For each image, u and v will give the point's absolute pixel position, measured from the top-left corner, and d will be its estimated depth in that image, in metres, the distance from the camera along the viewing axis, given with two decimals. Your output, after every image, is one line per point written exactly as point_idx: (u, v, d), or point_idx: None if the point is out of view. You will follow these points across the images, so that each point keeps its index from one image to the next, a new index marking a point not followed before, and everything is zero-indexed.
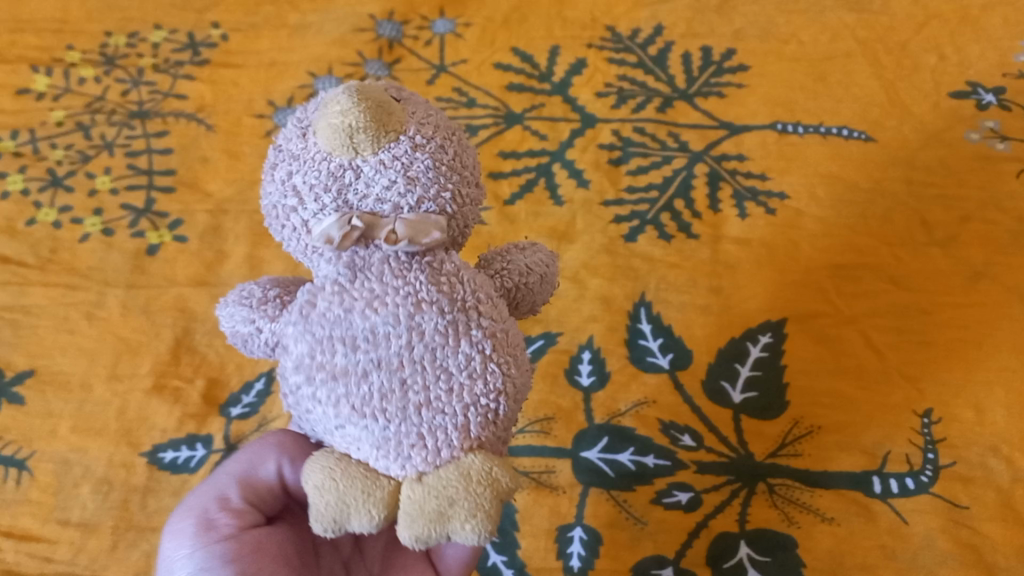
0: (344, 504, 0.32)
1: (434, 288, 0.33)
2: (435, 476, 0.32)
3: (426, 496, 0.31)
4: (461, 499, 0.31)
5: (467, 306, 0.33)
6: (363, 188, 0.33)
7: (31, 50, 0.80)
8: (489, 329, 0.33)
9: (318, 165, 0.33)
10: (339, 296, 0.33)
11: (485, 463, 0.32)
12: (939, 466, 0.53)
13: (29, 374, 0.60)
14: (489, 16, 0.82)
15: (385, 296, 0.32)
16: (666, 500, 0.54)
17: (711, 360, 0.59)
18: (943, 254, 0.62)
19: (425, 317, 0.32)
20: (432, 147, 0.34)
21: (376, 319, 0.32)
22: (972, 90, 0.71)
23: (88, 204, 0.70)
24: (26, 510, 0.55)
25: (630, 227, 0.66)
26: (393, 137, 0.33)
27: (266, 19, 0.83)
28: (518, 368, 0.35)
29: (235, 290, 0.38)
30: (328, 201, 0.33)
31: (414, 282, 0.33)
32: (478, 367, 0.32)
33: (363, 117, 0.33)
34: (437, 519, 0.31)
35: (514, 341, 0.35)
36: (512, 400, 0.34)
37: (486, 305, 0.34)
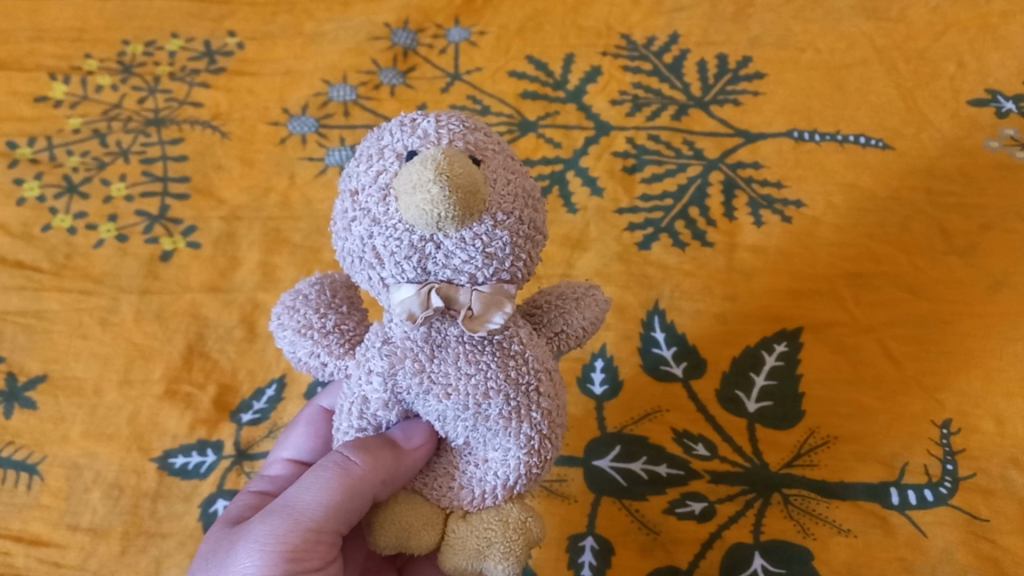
0: (406, 528, 0.37)
1: (503, 376, 0.35)
2: (478, 518, 0.37)
3: (470, 535, 0.37)
4: (498, 541, 0.36)
5: (529, 389, 0.35)
6: (443, 259, 0.33)
7: (50, 59, 0.81)
8: (551, 409, 0.36)
9: (398, 234, 0.33)
10: (420, 375, 0.35)
11: (520, 512, 0.37)
12: (958, 477, 0.52)
13: (42, 379, 0.60)
14: (504, 24, 0.82)
15: (460, 381, 0.35)
16: (680, 510, 0.53)
17: (726, 369, 0.58)
18: (962, 263, 0.61)
19: (492, 403, 0.34)
20: (512, 224, 0.34)
21: (449, 400, 0.35)
22: (991, 98, 0.70)
23: (103, 210, 0.70)
24: (37, 515, 0.55)
25: (644, 235, 0.66)
26: (487, 225, 0.33)
27: (282, 28, 0.84)
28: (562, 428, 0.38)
29: (292, 309, 0.40)
30: (408, 266, 0.34)
31: (485, 368, 0.35)
32: (540, 448, 0.36)
33: (454, 208, 0.31)
34: (476, 556, 0.37)
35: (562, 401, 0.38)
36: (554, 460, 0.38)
37: (549, 378, 0.36)
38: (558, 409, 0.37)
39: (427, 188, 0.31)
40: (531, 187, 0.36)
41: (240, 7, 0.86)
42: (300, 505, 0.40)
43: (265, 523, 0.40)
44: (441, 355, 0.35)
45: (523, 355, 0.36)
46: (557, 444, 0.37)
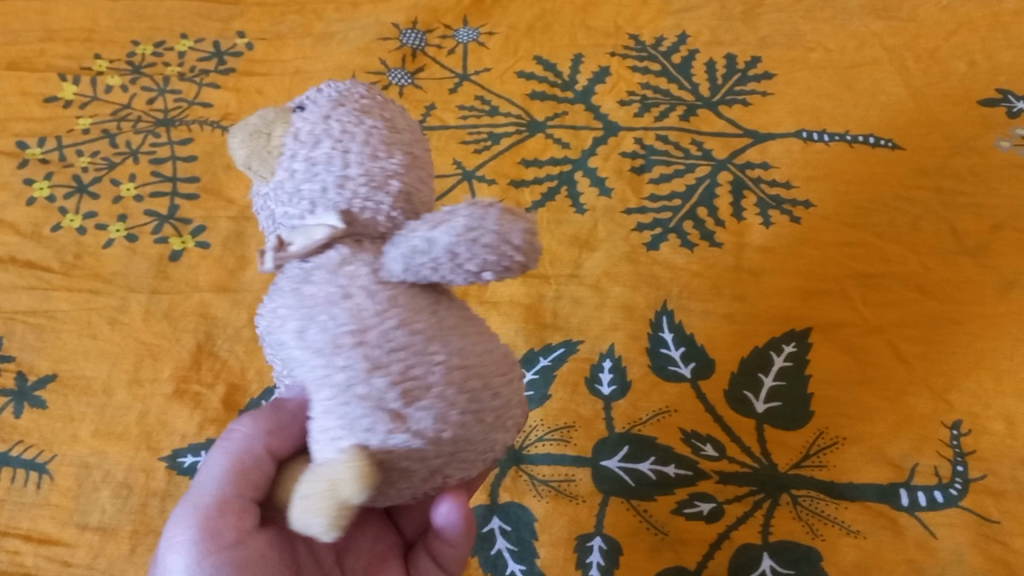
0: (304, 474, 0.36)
1: (303, 302, 0.35)
2: (311, 474, 0.32)
3: (301, 490, 0.32)
4: (314, 499, 0.31)
5: (328, 310, 0.34)
6: (274, 206, 0.37)
7: (60, 59, 0.82)
8: (364, 339, 0.33)
9: (255, 197, 0.39)
10: (266, 321, 0.37)
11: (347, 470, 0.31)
12: (968, 479, 0.52)
13: (52, 378, 0.61)
14: (513, 24, 0.82)
15: (279, 315, 0.35)
16: (688, 511, 0.53)
17: (734, 369, 0.58)
18: (972, 263, 0.61)
19: (296, 330, 0.34)
20: (308, 152, 0.36)
21: (275, 336, 0.36)
22: (1003, 98, 0.70)
23: (113, 210, 0.70)
24: (47, 514, 0.55)
25: (652, 235, 0.65)
26: (297, 167, 0.36)
27: (291, 28, 0.84)
28: (424, 375, 0.33)
29: None
30: (266, 225, 0.38)
31: (295, 298, 0.35)
32: (344, 377, 0.33)
33: (248, 152, 0.37)
34: (299, 511, 0.32)
35: (412, 336, 0.33)
36: (399, 401, 0.32)
37: (376, 310, 0.34)
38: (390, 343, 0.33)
39: (231, 143, 0.38)
40: (368, 130, 0.36)
41: (249, 7, 0.86)
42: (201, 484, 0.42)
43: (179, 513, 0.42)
44: (278, 296, 0.36)
45: (338, 283, 0.34)
46: (387, 378, 0.32)
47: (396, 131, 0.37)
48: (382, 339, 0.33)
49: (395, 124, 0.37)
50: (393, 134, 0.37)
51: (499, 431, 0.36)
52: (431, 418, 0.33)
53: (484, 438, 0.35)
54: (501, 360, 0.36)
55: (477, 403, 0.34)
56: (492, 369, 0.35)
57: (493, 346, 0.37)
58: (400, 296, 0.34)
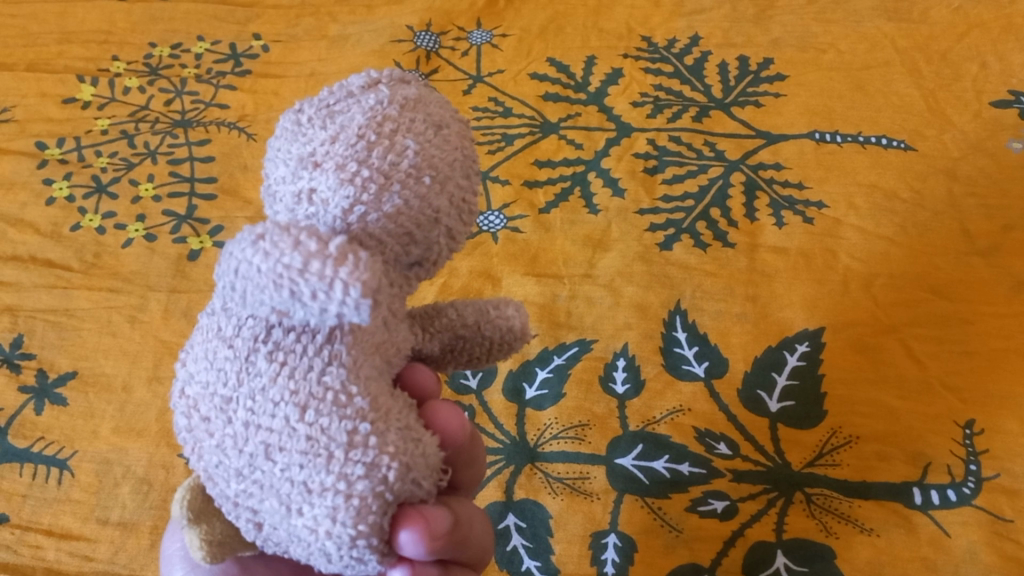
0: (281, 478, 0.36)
1: None
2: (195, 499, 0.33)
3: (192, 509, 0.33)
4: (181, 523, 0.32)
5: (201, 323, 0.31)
6: None
7: (78, 61, 0.83)
8: (186, 361, 0.30)
9: None
10: None
11: (183, 497, 0.32)
12: (982, 478, 0.52)
13: (72, 375, 0.61)
14: (526, 27, 0.83)
15: None
16: (701, 509, 0.53)
17: (747, 369, 0.58)
18: (985, 263, 0.61)
19: None
20: None
21: None
22: (1015, 99, 0.71)
23: (131, 210, 0.71)
24: (68, 509, 0.56)
25: (666, 235, 0.66)
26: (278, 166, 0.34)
27: (307, 30, 0.85)
28: (208, 421, 0.28)
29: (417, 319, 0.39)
30: None
31: None
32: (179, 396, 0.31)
33: None
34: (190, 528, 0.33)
35: (210, 369, 0.28)
36: (190, 436, 0.29)
37: (203, 334, 0.29)
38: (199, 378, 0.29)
39: None
40: (282, 133, 0.31)
41: (264, 10, 0.87)
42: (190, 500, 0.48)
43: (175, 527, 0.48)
44: None
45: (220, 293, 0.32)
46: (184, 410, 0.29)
47: (315, 129, 0.30)
48: (190, 367, 0.29)
49: (324, 120, 0.30)
50: (301, 135, 0.30)
51: (293, 518, 0.27)
52: (215, 464, 0.28)
53: (276, 516, 0.27)
54: (313, 435, 0.26)
55: (254, 469, 0.27)
56: (284, 441, 0.26)
57: (317, 414, 0.27)
58: (226, 324, 0.28)
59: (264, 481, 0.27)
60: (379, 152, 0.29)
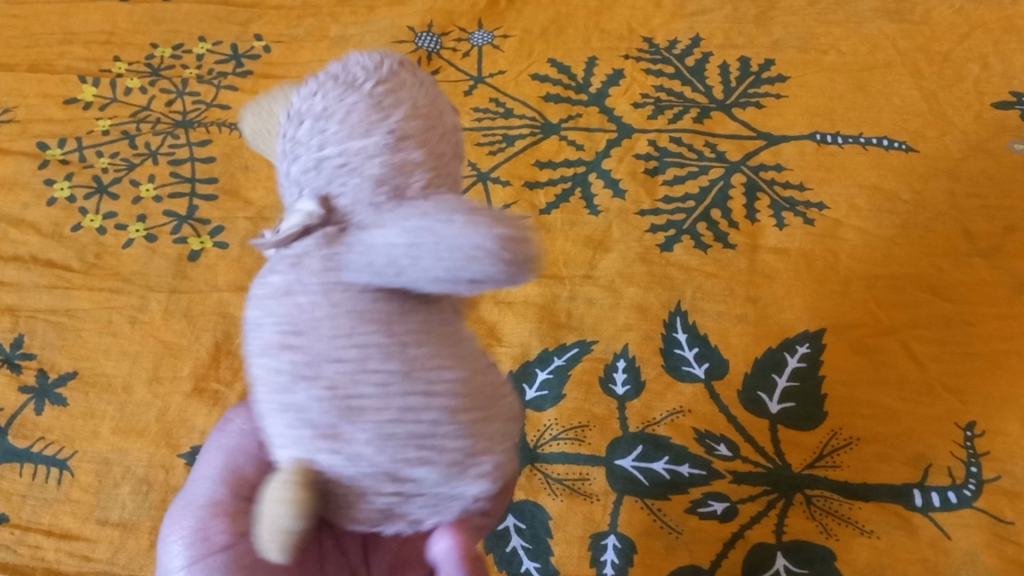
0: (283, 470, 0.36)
1: (266, 289, 0.31)
2: None
3: None
4: None
5: (285, 308, 0.30)
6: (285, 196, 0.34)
7: (80, 62, 0.83)
8: (303, 345, 0.29)
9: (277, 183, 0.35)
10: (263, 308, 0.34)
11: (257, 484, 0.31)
12: (982, 479, 0.52)
13: (73, 375, 0.61)
14: (527, 28, 0.83)
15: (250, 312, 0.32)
16: (702, 510, 0.53)
17: (748, 370, 0.58)
18: (986, 265, 0.61)
19: (255, 328, 0.31)
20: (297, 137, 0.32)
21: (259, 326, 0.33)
22: (1016, 100, 0.71)
23: (133, 211, 0.71)
24: (67, 509, 0.56)
25: (666, 236, 0.66)
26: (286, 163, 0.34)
27: (308, 31, 0.85)
28: (367, 399, 0.28)
29: None
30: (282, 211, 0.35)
31: (263, 283, 0.32)
32: (283, 384, 0.29)
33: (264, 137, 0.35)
34: None
35: (351, 343, 0.29)
36: (339, 422, 0.29)
37: (327, 315, 0.29)
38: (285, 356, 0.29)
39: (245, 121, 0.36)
40: (351, 109, 0.31)
41: (266, 10, 0.87)
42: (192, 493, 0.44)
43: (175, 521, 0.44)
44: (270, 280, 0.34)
45: (295, 273, 0.30)
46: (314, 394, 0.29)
47: (391, 110, 0.31)
48: (325, 349, 0.29)
49: (387, 103, 0.31)
50: (378, 114, 0.31)
51: (459, 474, 0.30)
52: (378, 448, 0.29)
53: (439, 477, 0.30)
54: (469, 394, 0.30)
55: (428, 438, 0.29)
56: (454, 407, 0.30)
57: (466, 377, 0.30)
58: (363, 299, 0.29)
59: (435, 447, 0.29)
60: (440, 140, 0.32)
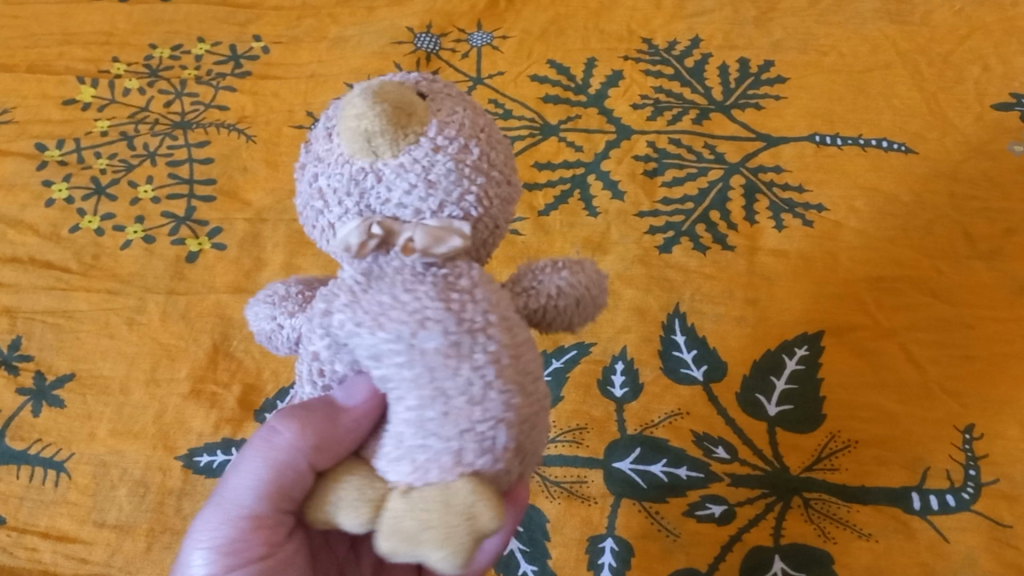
0: (337, 498, 0.32)
1: (440, 304, 0.31)
2: (420, 493, 0.30)
3: (406, 514, 0.29)
4: (436, 524, 0.29)
5: (474, 327, 0.31)
6: (384, 193, 0.32)
7: (79, 63, 0.83)
8: (503, 365, 0.31)
9: (339, 168, 0.32)
10: (351, 308, 0.32)
11: (447, 500, 0.29)
12: (981, 483, 0.52)
13: (70, 377, 0.61)
14: (527, 29, 0.83)
15: (386, 316, 0.31)
16: (699, 513, 0.53)
17: (746, 372, 0.58)
18: (986, 268, 0.61)
19: (427, 334, 0.30)
20: (448, 148, 0.32)
21: (381, 331, 0.31)
22: (1016, 102, 0.71)
23: (131, 212, 0.71)
24: (64, 511, 0.56)
25: (665, 238, 0.66)
26: (377, 146, 0.31)
27: (307, 32, 0.85)
28: (537, 420, 0.32)
29: (263, 290, 0.39)
30: (349, 203, 0.32)
31: (421, 297, 0.31)
32: (482, 400, 0.30)
33: (380, 120, 0.31)
34: (409, 540, 0.29)
35: (529, 363, 0.32)
36: (519, 430, 0.31)
37: (513, 340, 0.32)
38: (480, 359, 0.30)
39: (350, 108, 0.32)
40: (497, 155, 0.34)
41: (266, 11, 0.87)
42: (228, 494, 0.39)
43: (204, 515, 0.40)
44: (375, 285, 0.32)
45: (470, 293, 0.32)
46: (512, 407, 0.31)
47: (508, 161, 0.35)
48: (516, 372, 0.31)
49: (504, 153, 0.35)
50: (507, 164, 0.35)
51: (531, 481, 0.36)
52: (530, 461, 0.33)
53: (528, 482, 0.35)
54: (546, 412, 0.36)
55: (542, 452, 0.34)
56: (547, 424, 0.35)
57: None
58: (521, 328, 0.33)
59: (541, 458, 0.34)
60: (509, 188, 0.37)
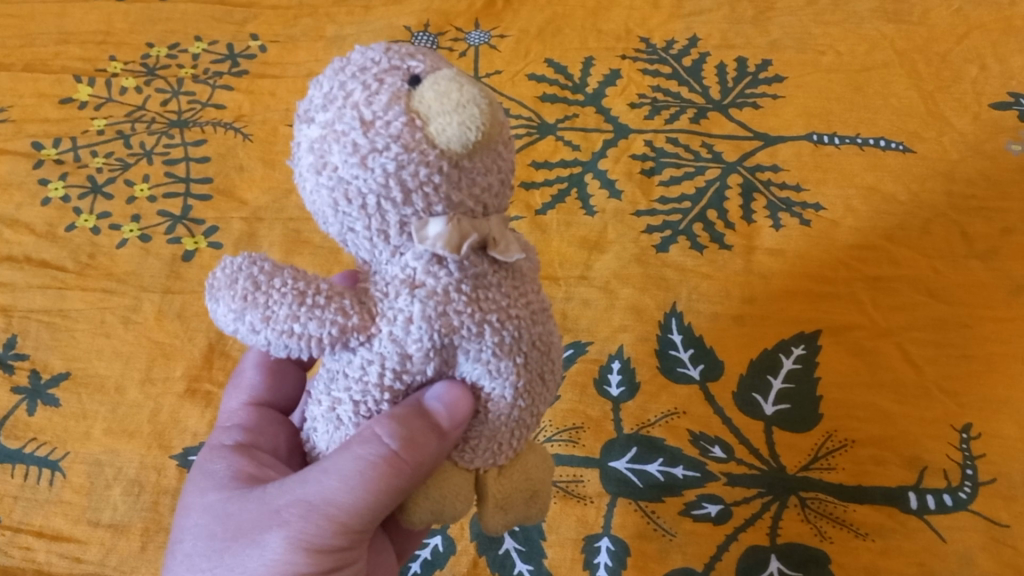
0: (443, 495, 0.35)
1: (531, 294, 0.34)
2: (514, 469, 0.35)
3: (514, 489, 0.35)
4: (537, 484, 0.36)
5: (548, 312, 0.35)
6: (470, 190, 0.30)
7: (76, 62, 0.83)
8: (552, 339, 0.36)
9: (430, 163, 0.29)
10: (470, 310, 0.31)
11: (535, 462, 0.36)
12: (978, 483, 0.52)
13: (65, 376, 0.61)
14: (524, 28, 0.83)
15: (508, 311, 0.32)
16: (696, 513, 0.53)
17: (743, 371, 0.58)
18: (983, 267, 0.61)
19: (535, 326, 0.33)
20: (513, 146, 0.33)
21: (506, 328, 0.32)
22: (1014, 101, 0.70)
23: (126, 211, 0.71)
24: (59, 510, 0.55)
25: (662, 237, 0.65)
26: (480, 149, 0.30)
27: (304, 31, 0.85)
28: None
29: (244, 289, 0.30)
30: (440, 202, 0.30)
31: (520, 289, 0.33)
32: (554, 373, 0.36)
33: (489, 122, 0.30)
34: (520, 506, 0.36)
35: None
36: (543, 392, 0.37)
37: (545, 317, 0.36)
38: (556, 338, 0.35)
39: (456, 115, 0.29)
40: None
41: (263, 10, 0.87)
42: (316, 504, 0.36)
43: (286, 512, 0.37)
44: (480, 285, 0.32)
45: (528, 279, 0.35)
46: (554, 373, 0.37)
47: None
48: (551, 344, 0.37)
49: None
50: None
51: None
52: None
53: None
54: None
55: None
56: None
57: None
58: None
59: None
60: None
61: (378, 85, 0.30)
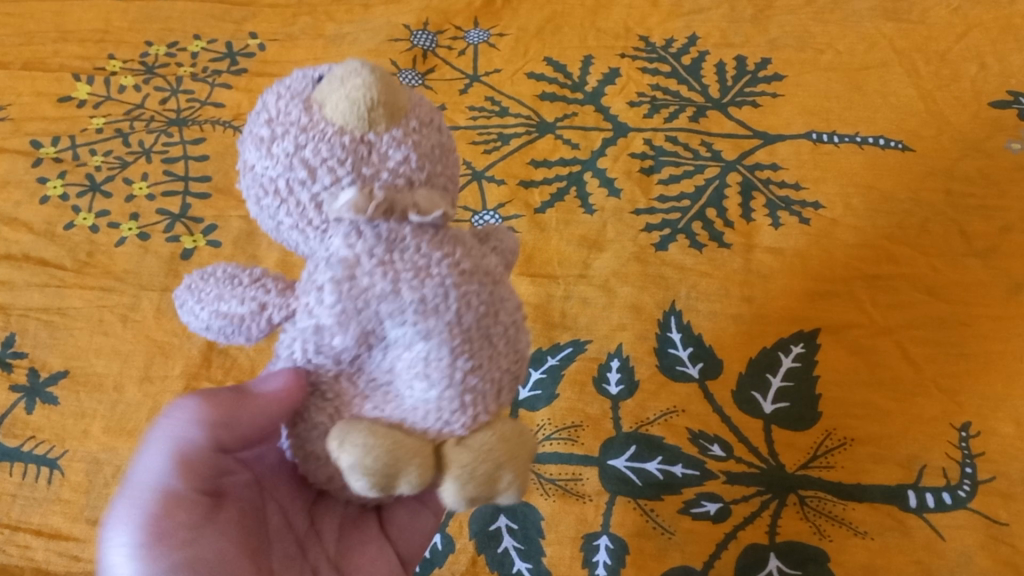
0: (392, 457, 0.30)
1: (469, 259, 0.32)
2: (479, 440, 0.32)
3: (477, 461, 0.31)
4: (506, 461, 0.32)
5: (499, 282, 0.34)
6: (377, 159, 0.31)
7: (75, 60, 0.83)
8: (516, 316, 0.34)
9: (330, 138, 0.31)
10: (382, 270, 0.31)
11: (504, 437, 0.32)
12: (977, 481, 0.52)
13: (63, 375, 0.61)
14: (523, 26, 0.83)
15: (430, 269, 0.31)
16: (695, 511, 0.53)
17: (743, 370, 0.58)
18: (981, 265, 0.61)
19: (469, 287, 0.32)
20: (437, 127, 0.34)
21: (423, 284, 0.31)
22: (1013, 100, 0.70)
23: (125, 209, 0.71)
24: (57, 509, 0.55)
25: (661, 236, 0.65)
26: (379, 118, 0.31)
27: (303, 29, 0.85)
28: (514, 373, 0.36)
29: (188, 283, 0.34)
30: (343, 171, 0.31)
31: (454, 252, 0.32)
32: (512, 347, 0.33)
33: (381, 91, 0.31)
34: (486, 482, 0.32)
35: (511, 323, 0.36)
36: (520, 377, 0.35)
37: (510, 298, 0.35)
38: (508, 307, 0.33)
39: (344, 88, 0.31)
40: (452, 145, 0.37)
41: (261, 8, 0.87)
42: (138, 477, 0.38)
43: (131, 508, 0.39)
44: (399, 248, 0.31)
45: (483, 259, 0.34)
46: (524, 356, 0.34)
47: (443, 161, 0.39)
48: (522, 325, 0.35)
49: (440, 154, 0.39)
50: None
51: None
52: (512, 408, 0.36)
53: None
54: None
55: None
56: None
57: None
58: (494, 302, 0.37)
59: None
60: None
61: (293, 86, 0.33)
